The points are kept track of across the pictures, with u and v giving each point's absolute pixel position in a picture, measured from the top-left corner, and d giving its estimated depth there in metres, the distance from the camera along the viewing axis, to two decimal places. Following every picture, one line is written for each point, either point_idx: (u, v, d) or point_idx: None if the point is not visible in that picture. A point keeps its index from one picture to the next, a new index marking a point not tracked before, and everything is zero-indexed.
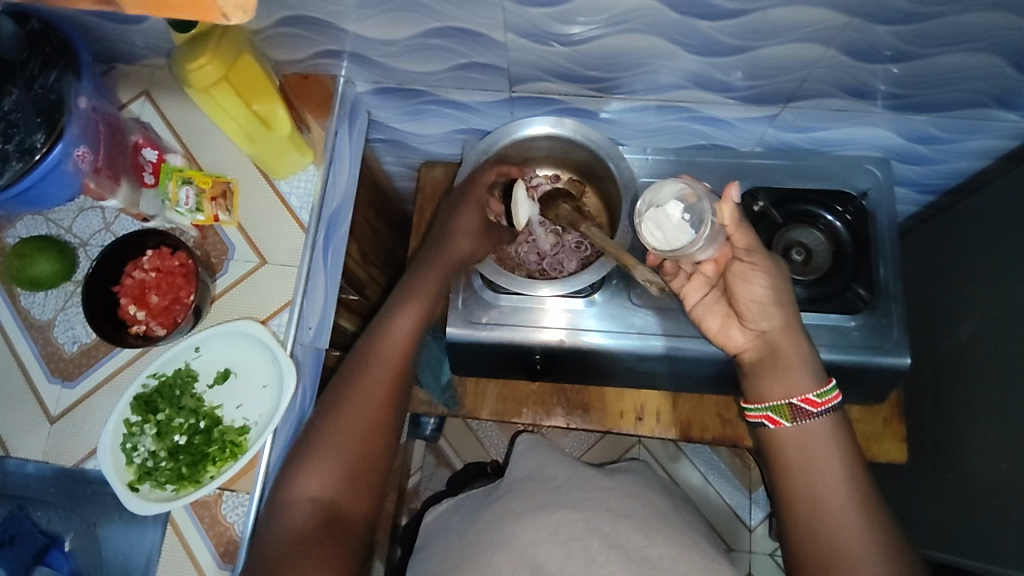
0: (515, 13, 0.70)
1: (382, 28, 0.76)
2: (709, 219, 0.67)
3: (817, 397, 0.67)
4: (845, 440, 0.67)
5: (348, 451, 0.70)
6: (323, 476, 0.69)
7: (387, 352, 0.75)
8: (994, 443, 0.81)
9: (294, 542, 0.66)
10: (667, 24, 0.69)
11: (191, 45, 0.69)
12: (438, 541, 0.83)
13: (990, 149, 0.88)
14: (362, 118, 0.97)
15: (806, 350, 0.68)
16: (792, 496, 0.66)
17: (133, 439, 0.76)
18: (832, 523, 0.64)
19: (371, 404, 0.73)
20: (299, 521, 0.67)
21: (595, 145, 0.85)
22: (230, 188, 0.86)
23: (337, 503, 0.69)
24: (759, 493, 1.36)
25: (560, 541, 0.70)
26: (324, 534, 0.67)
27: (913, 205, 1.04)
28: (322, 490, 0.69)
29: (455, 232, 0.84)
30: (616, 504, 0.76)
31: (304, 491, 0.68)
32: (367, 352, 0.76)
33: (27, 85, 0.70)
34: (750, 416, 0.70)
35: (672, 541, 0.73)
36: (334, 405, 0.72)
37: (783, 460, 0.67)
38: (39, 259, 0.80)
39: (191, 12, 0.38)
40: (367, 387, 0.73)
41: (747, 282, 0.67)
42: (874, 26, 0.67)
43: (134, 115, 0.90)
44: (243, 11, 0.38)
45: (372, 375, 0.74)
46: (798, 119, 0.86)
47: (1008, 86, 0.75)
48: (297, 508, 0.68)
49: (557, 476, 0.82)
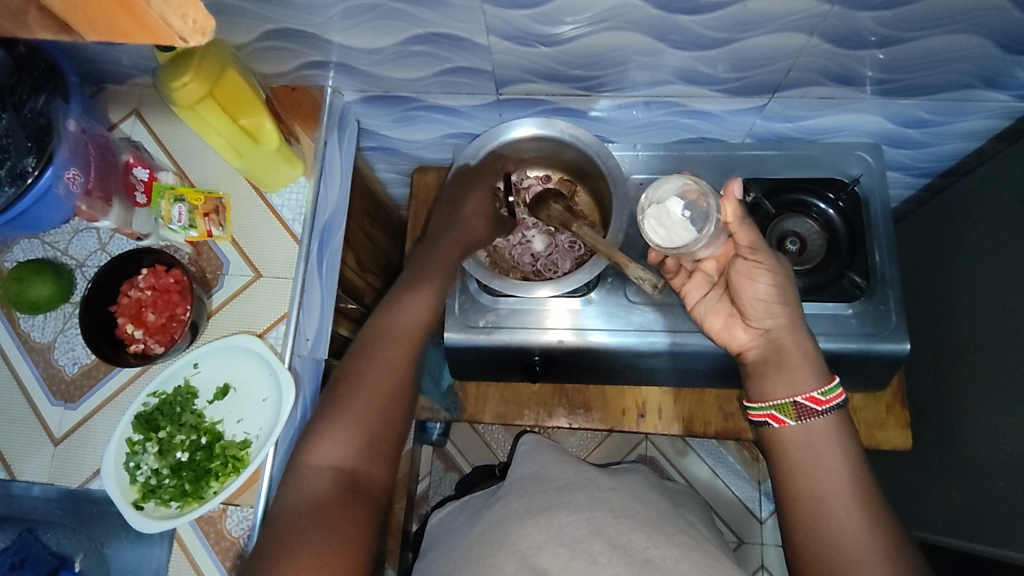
0: (496, 16, 0.70)
1: (366, 37, 0.76)
2: (714, 216, 0.69)
3: (822, 394, 0.66)
4: (847, 436, 0.66)
5: (368, 416, 0.66)
6: (342, 442, 0.65)
7: (403, 323, 0.73)
8: (997, 425, 0.80)
9: (313, 509, 0.61)
10: (650, 20, 0.69)
11: (175, 62, 0.69)
12: (443, 545, 0.83)
13: (981, 129, 0.87)
14: (352, 126, 0.97)
15: (810, 350, 0.68)
16: (795, 496, 0.65)
17: (136, 457, 0.77)
18: (837, 521, 0.63)
19: (390, 367, 0.69)
20: (317, 486, 0.63)
21: (583, 144, 0.85)
22: (223, 204, 0.86)
23: (358, 472, 0.65)
24: (768, 484, 1.35)
25: (564, 543, 0.69)
26: (344, 501, 0.62)
27: (907, 189, 1.04)
28: (342, 457, 0.65)
29: (469, 218, 0.83)
30: (618, 505, 0.76)
31: (323, 457, 0.64)
32: (383, 323, 0.73)
33: (15, 109, 0.69)
34: (754, 416, 0.68)
35: (675, 541, 0.73)
36: (354, 372, 0.68)
37: (787, 461, 0.66)
38: (37, 282, 0.80)
39: (148, 39, 0.38)
40: (386, 352, 0.70)
41: (752, 280, 0.68)
42: (855, 13, 0.67)
43: (125, 134, 0.91)
44: (202, 33, 0.39)
45: (391, 344, 0.71)
46: (786, 108, 0.86)
47: (995, 67, 0.75)
48: (315, 475, 0.64)
49: (558, 478, 0.82)
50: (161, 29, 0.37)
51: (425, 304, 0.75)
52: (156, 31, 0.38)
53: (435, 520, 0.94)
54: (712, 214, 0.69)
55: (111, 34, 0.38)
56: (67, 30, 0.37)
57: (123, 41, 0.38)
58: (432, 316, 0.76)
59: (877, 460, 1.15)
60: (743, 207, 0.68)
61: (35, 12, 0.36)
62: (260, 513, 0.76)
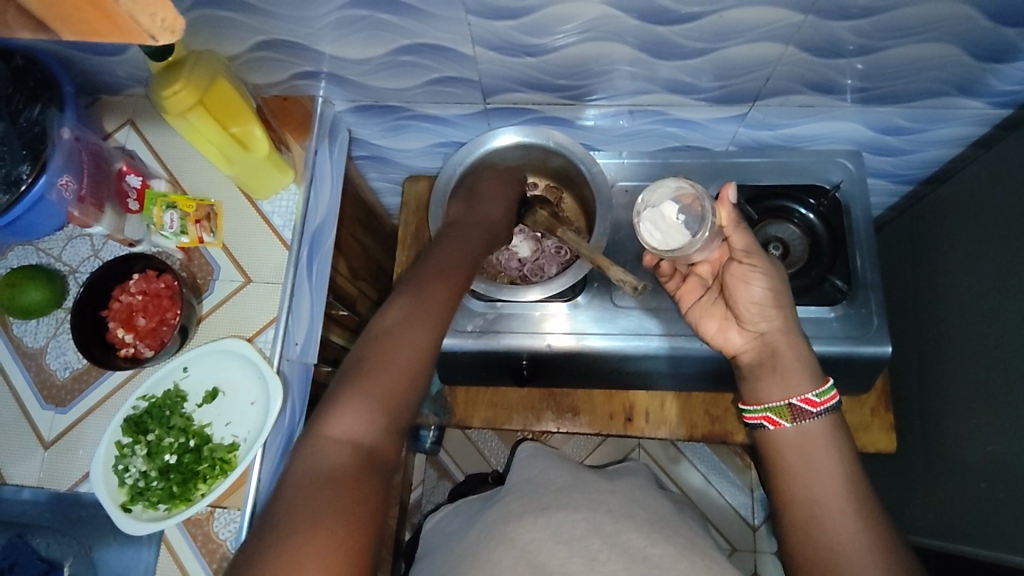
0: (481, 28, 0.72)
1: (356, 47, 0.78)
2: (708, 219, 0.71)
3: (817, 396, 0.66)
4: (842, 439, 0.66)
5: (394, 388, 0.59)
6: (364, 413, 0.58)
7: (433, 296, 0.66)
8: (982, 426, 0.80)
9: (326, 483, 0.53)
10: (629, 31, 0.71)
11: (167, 72, 0.72)
12: (439, 548, 0.84)
13: (960, 136, 0.89)
14: (343, 135, 0.98)
15: (806, 352, 0.69)
16: (789, 498, 0.65)
17: (124, 460, 0.77)
18: (829, 522, 0.62)
19: (415, 337, 0.62)
20: (333, 458, 0.55)
21: (570, 152, 0.86)
22: (214, 211, 0.87)
23: (378, 448, 0.57)
24: (760, 491, 1.35)
25: (563, 540, 0.70)
26: (362, 478, 0.55)
27: (889, 196, 1.06)
28: (362, 431, 0.57)
29: (489, 210, 0.82)
30: (616, 506, 0.77)
31: (342, 428, 0.57)
32: (412, 293, 0.66)
33: (12, 118, 0.72)
34: (750, 418, 0.68)
35: (672, 541, 0.73)
36: (377, 344, 0.61)
37: (782, 463, 0.66)
38: (30, 288, 0.81)
39: (120, 37, 0.40)
40: (414, 319, 0.63)
41: (747, 284, 0.69)
42: (830, 22, 0.68)
43: (120, 143, 0.92)
44: (171, 31, 0.41)
45: (418, 318, 0.64)
46: (767, 117, 0.88)
47: (969, 75, 0.77)
48: (332, 446, 0.56)
49: (557, 481, 0.83)
50: (133, 30, 0.39)
51: (451, 277, 0.69)
52: (126, 30, 0.39)
53: (431, 524, 0.94)
54: (703, 218, 0.71)
55: (80, 32, 0.38)
56: (43, 29, 0.38)
57: (96, 40, 0.39)
58: (459, 293, 0.69)
59: (868, 466, 1.15)
60: (738, 211, 0.70)
61: (13, 11, 0.36)
62: (247, 517, 0.77)
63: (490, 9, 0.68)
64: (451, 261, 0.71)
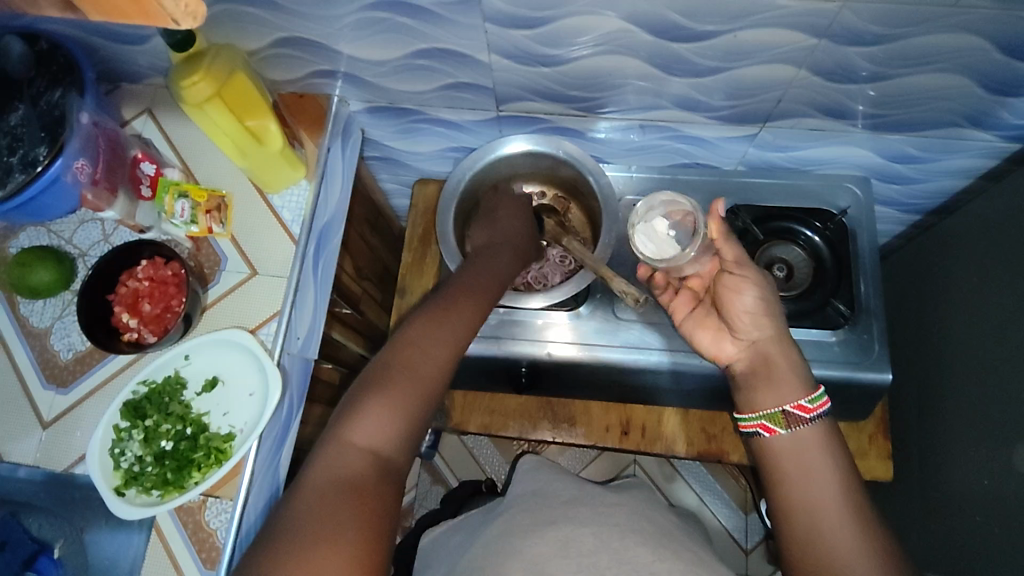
0: (497, 35, 0.73)
1: (375, 48, 0.79)
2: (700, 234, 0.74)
3: (808, 402, 0.66)
4: (839, 453, 0.65)
5: (416, 398, 0.60)
6: (387, 421, 0.58)
7: (460, 309, 0.66)
8: (982, 456, 0.80)
9: (340, 489, 0.54)
10: (643, 46, 0.72)
11: (187, 63, 0.73)
12: (444, 558, 0.83)
13: (969, 167, 0.89)
14: (356, 134, 1.00)
15: (795, 358, 0.69)
16: (786, 509, 0.64)
17: (121, 444, 0.78)
18: (828, 537, 0.61)
19: (440, 352, 0.62)
20: (350, 465, 0.56)
21: (578, 162, 0.87)
22: (224, 202, 0.88)
23: (392, 460, 0.58)
24: (754, 515, 1.35)
25: (570, 556, 0.69)
26: (377, 488, 0.55)
27: (897, 224, 1.06)
28: (380, 441, 0.58)
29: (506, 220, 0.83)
30: (623, 520, 0.76)
31: (364, 436, 0.57)
32: (439, 306, 0.66)
33: (33, 102, 0.73)
34: (745, 427, 0.68)
35: (679, 557, 0.72)
36: (403, 355, 0.61)
37: (779, 475, 0.65)
38: (39, 268, 0.82)
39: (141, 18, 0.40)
40: (440, 331, 0.63)
41: (739, 293, 0.69)
42: (844, 47, 0.69)
43: (136, 131, 0.93)
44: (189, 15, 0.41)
45: (445, 331, 0.64)
46: (778, 138, 0.88)
47: (980, 107, 0.77)
48: (349, 452, 0.56)
49: (563, 494, 0.83)
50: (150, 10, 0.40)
51: (476, 294, 0.69)
52: None
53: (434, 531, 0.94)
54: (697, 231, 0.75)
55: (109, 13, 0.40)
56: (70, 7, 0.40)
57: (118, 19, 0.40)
58: (484, 309, 0.70)
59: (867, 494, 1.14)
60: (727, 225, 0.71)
61: None
62: (239, 507, 0.77)
63: (508, 17, 0.69)
64: (475, 278, 0.72)
